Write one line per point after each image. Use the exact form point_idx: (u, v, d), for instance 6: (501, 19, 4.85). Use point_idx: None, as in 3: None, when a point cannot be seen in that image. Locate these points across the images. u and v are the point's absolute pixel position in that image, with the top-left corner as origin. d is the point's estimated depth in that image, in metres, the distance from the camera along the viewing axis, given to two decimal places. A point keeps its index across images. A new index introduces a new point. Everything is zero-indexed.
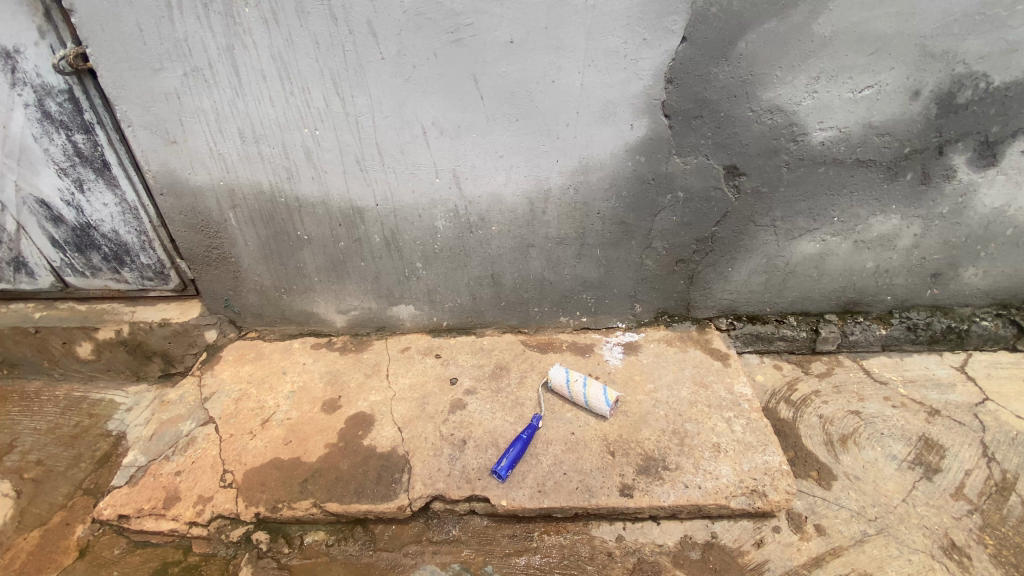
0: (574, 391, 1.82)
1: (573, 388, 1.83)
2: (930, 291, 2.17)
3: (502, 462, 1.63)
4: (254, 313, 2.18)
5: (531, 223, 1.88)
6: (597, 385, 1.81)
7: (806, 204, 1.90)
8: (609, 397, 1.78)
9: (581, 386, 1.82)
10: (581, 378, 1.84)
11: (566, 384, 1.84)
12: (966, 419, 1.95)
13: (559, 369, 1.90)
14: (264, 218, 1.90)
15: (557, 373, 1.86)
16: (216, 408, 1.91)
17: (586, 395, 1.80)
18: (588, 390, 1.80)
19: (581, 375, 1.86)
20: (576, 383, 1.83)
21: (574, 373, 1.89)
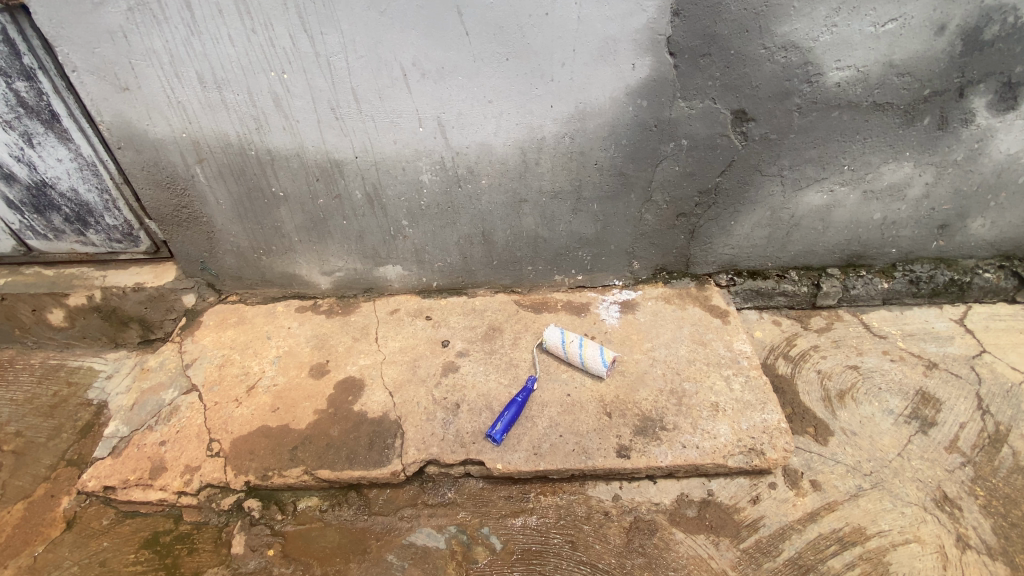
0: (570, 352, 1.76)
1: (568, 349, 1.76)
2: (936, 243, 2.10)
3: (499, 425, 1.59)
4: (232, 276, 2.07)
5: (524, 176, 1.75)
6: (594, 346, 1.75)
7: (816, 151, 1.78)
8: (607, 358, 1.73)
9: (577, 348, 1.75)
10: (577, 338, 1.78)
11: (561, 345, 1.78)
12: (962, 372, 1.93)
13: (553, 329, 1.83)
14: (234, 173, 1.76)
15: (553, 334, 1.80)
16: (199, 375, 1.84)
17: (582, 355, 1.74)
18: (585, 350, 1.74)
19: (576, 335, 1.80)
20: (572, 344, 1.76)
21: (568, 333, 1.82)
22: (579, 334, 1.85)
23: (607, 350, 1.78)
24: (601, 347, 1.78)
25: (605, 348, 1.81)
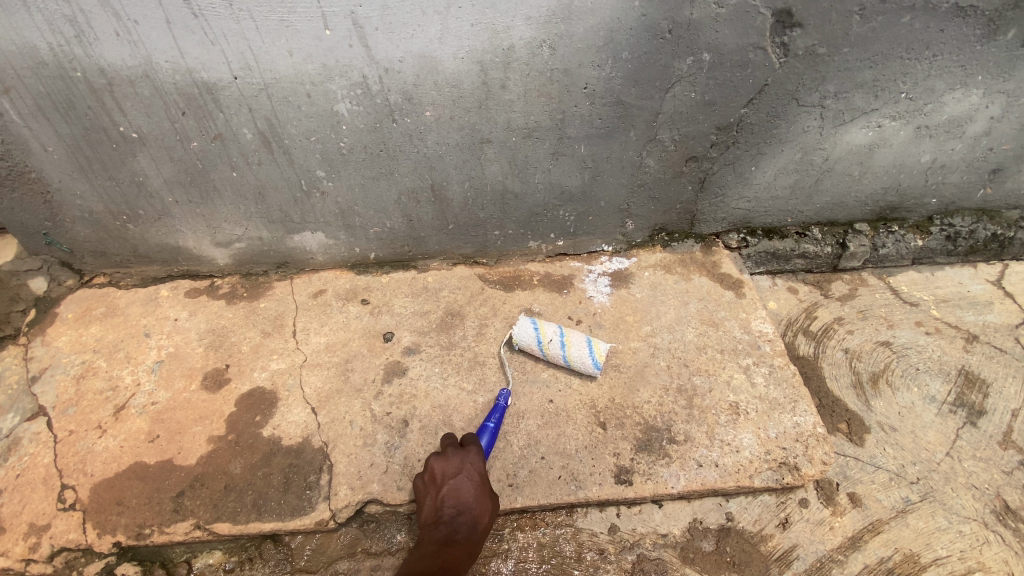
0: (549, 354, 1.36)
1: (548, 350, 1.36)
2: (982, 192, 1.75)
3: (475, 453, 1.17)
4: (94, 251, 1.53)
5: (485, 107, 1.26)
6: (580, 343, 1.34)
7: (871, 72, 1.34)
8: (598, 357, 1.33)
9: (558, 348, 1.35)
10: (556, 335, 1.36)
11: (538, 347, 1.37)
12: (1007, 345, 1.63)
13: (522, 320, 1.40)
14: (59, 106, 1.19)
15: (524, 330, 1.37)
16: (49, 393, 1.35)
17: (566, 357, 1.34)
18: (569, 350, 1.34)
19: (554, 328, 1.37)
20: (552, 344, 1.35)
21: (543, 326, 1.39)
22: (556, 322, 1.42)
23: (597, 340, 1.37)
24: (589, 338, 1.37)
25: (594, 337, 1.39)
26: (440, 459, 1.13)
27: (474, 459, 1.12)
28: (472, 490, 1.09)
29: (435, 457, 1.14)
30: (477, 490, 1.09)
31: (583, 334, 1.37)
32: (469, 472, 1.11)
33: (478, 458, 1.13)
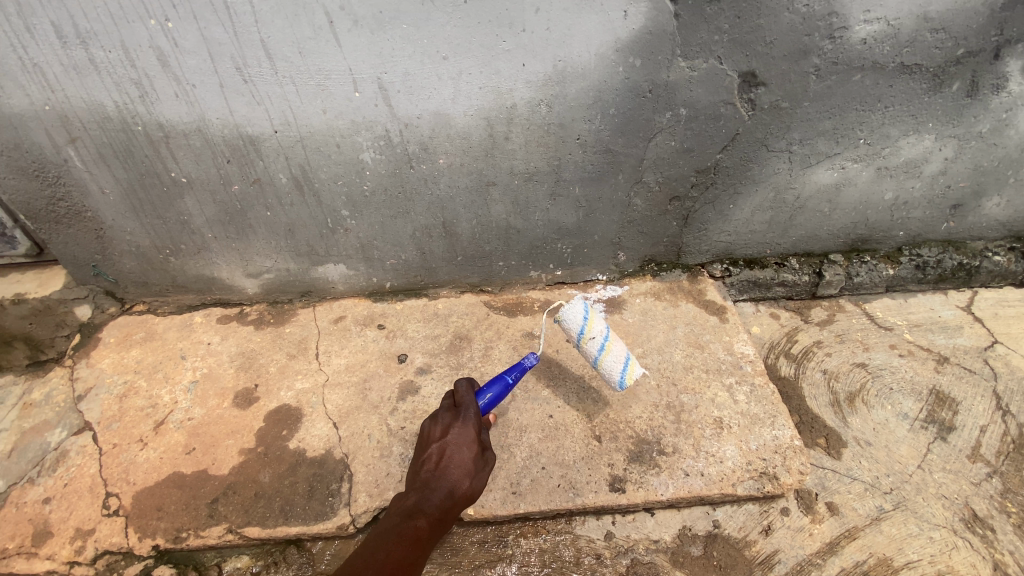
0: (585, 348, 1.32)
1: (586, 344, 1.31)
2: (946, 225, 1.90)
3: (482, 400, 1.22)
4: (136, 282, 1.69)
5: (490, 154, 1.44)
6: (619, 359, 1.33)
7: (831, 122, 1.52)
8: (627, 378, 1.35)
9: (596, 348, 1.32)
10: (600, 336, 1.31)
11: (579, 334, 1.30)
12: (976, 366, 1.74)
13: (576, 301, 1.30)
14: (120, 155, 1.37)
15: (576, 317, 1.29)
16: (94, 410, 1.49)
17: (598, 359, 1.33)
18: (605, 356, 1.32)
19: (602, 329, 1.31)
20: (593, 341, 1.30)
21: (593, 318, 1.31)
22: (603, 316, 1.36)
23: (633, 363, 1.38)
24: (627, 356, 1.36)
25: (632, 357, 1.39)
26: (432, 424, 1.19)
27: (463, 424, 1.15)
28: (453, 455, 1.11)
29: (430, 423, 1.19)
30: (459, 456, 1.11)
31: (625, 351, 1.36)
32: (455, 438, 1.13)
33: (467, 424, 1.15)
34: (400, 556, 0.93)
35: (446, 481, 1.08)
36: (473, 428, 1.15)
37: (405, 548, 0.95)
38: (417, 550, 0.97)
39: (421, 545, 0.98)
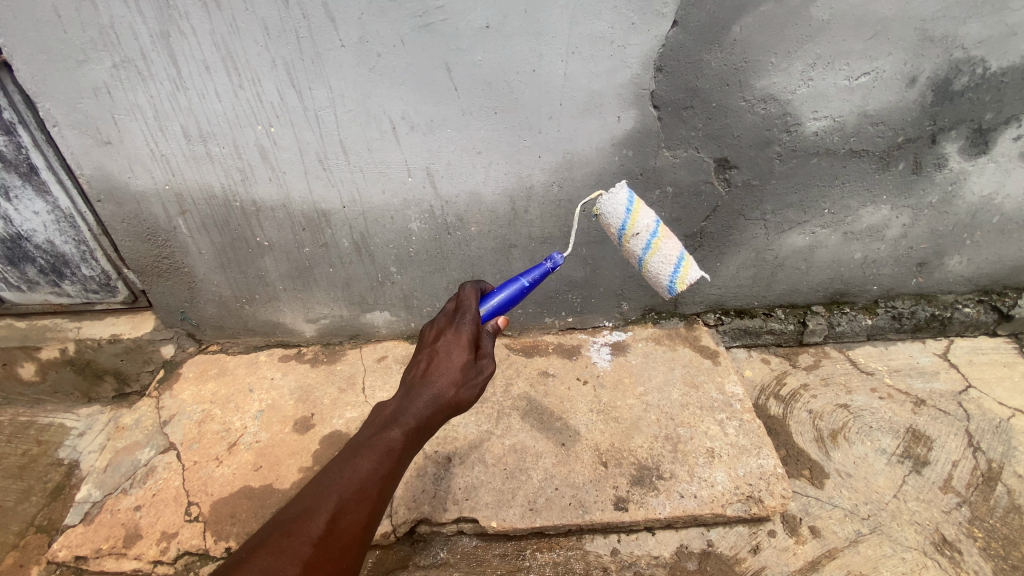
0: (630, 246, 1.39)
1: (630, 241, 1.38)
2: (916, 280, 2.13)
3: (485, 308, 1.27)
4: (214, 325, 2.01)
5: (513, 222, 1.76)
6: (667, 260, 1.36)
7: (797, 196, 1.82)
8: (678, 283, 1.36)
9: (641, 247, 1.37)
10: (644, 234, 1.36)
11: (621, 229, 1.39)
12: (951, 408, 1.92)
13: (622, 195, 1.37)
14: (219, 224, 1.72)
15: (617, 211, 1.37)
16: (177, 432, 1.76)
17: (644, 259, 1.39)
18: (651, 255, 1.37)
19: (646, 225, 1.36)
20: (637, 238, 1.37)
21: (639, 214, 1.37)
22: (654, 214, 1.39)
23: (690, 265, 1.37)
24: (682, 258, 1.37)
25: (689, 258, 1.38)
26: (431, 329, 1.24)
27: (455, 333, 1.18)
28: (442, 362, 1.15)
29: (431, 326, 1.25)
30: (448, 363, 1.14)
31: (677, 251, 1.37)
32: (446, 345, 1.17)
33: (459, 333, 1.18)
34: (369, 471, 1.02)
35: (431, 386, 1.12)
36: (465, 338, 1.17)
37: (375, 462, 1.03)
38: (390, 463, 1.05)
39: (395, 459, 1.05)
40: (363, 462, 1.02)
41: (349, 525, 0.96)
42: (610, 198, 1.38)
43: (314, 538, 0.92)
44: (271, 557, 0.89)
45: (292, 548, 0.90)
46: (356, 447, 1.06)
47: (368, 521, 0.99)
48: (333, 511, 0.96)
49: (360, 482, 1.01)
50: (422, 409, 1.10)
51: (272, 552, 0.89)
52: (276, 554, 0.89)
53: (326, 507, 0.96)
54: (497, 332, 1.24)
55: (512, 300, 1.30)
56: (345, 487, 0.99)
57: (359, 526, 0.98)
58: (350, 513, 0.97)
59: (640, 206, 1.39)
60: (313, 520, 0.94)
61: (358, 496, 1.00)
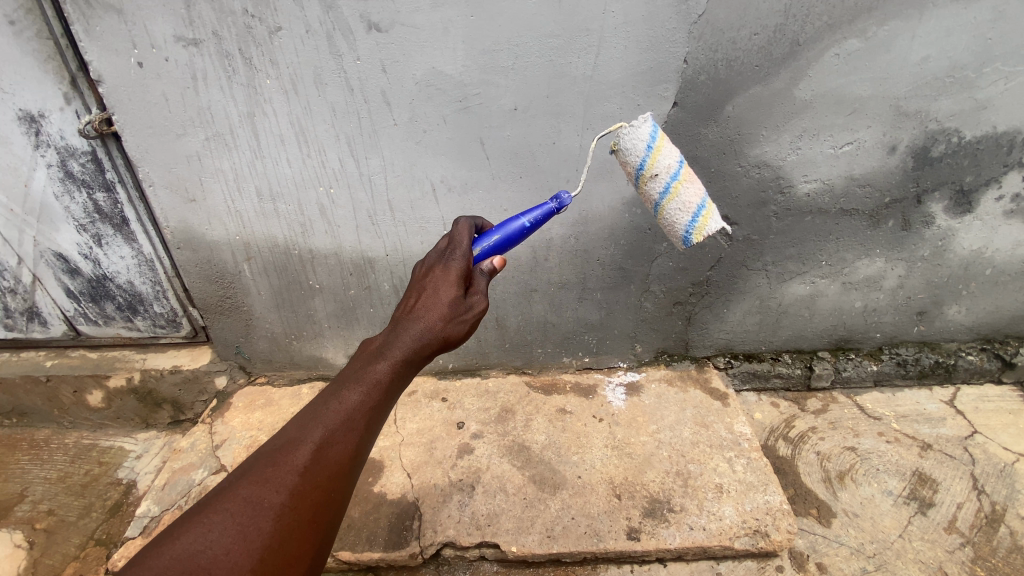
0: (647, 188, 1.31)
1: (649, 182, 1.29)
2: (918, 328, 2.23)
3: (478, 248, 1.20)
4: (264, 359, 2.23)
5: (534, 270, 1.97)
6: (685, 207, 1.29)
7: (795, 249, 1.99)
8: (694, 234, 1.31)
9: (660, 190, 1.29)
10: (664, 176, 1.27)
11: (641, 168, 1.29)
12: (957, 452, 1.99)
13: (645, 132, 1.26)
14: (278, 269, 1.97)
15: (636, 149, 1.27)
16: (227, 456, 1.95)
17: (660, 204, 1.31)
18: (667, 200, 1.29)
19: (665, 168, 1.27)
20: (657, 179, 1.28)
21: (661, 153, 1.27)
22: (676, 154, 1.29)
23: (708, 213, 1.30)
24: (701, 205, 1.30)
25: (708, 205, 1.31)
26: (420, 267, 1.15)
27: (443, 270, 1.09)
28: (426, 298, 1.05)
29: (421, 263, 1.16)
30: (433, 299, 1.05)
31: (698, 198, 1.29)
32: (438, 280, 1.08)
33: (449, 270, 1.09)
34: (354, 404, 0.92)
35: (416, 321, 1.03)
36: (454, 274, 1.08)
37: (362, 395, 0.93)
38: (377, 397, 0.95)
39: (382, 392, 0.96)
40: (348, 393, 0.93)
41: (337, 455, 0.88)
42: (632, 134, 1.28)
43: (299, 468, 0.85)
44: (256, 487, 0.82)
45: (277, 478, 0.83)
46: (340, 380, 0.96)
47: (357, 451, 0.91)
48: (319, 442, 0.88)
49: (345, 414, 0.91)
50: (407, 344, 1.00)
51: (256, 481, 0.83)
52: (261, 484, 0.83)
53: (312, 438, 0.88)
54: (494, 273, 1.15)
55: (507, 241, 1.24)
56: (329, 419, 0.90)
57: (347, 457, 0.89)
58: (337, 443, 0.89)
59: (663, 144, 1.29)
60: (297, 451, 0.86)
61: (344, 428, 0.90)
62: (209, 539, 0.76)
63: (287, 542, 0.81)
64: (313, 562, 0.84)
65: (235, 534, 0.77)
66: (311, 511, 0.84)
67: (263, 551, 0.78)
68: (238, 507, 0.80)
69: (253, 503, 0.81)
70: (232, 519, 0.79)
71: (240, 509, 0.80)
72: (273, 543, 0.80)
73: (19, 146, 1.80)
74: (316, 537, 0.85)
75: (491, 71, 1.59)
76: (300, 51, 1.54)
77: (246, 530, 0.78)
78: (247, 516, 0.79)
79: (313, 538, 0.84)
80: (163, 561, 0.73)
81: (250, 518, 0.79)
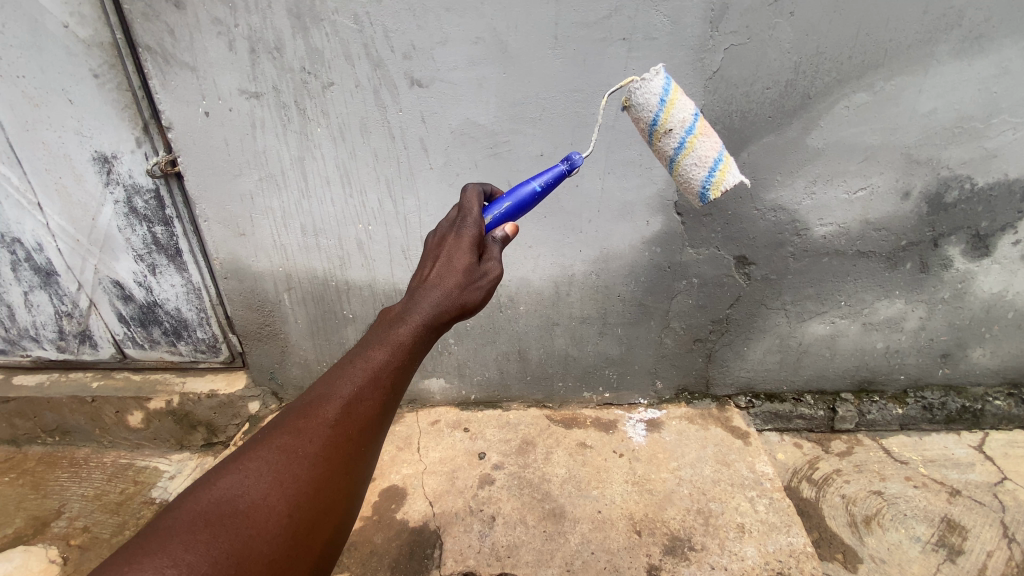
0: (661, 143, 1.25)
1: (663, 138, 1.24)
2: (942, 371, 2.22)
3: (489, 217, 1.13)
4: (296, 385, 2.33)
5: (556, 304, 2.04)
6: (702, 161, 1.23)
7: (813, 289, 2.03)
8: (712, 189, 1.26)
9: (675, 145, 1.24)
10: (680, 130, 1.22)
11: (654, 124, 1.24)
12: (986, 499, 1.95)
13: (658, 85, 1.21)
14: (315, 299, 2.10)
15: (651, 102, 1.22)
16: None
17: (677, 159, 1.25)
18: (684, 154, 1.24)
19: (682, 121, 1.22)
20: (672, 134, 1.23)
21: (675, 107, 1.22)
22: (692, 107, 1.24)
23: (725, 167, 1.25)
24: (718, 159, 1.25)
25: (725, 159, 1.26)
26: (432, 236, 1.06)
27: (456, 238, 1.01)
28: (440, 267, 0.97)
29: (432, 232, 1.07)
30: (448, 266, 0.97)
31: (715, 152, 1.24)
32: (456, 244, 1.00)
33: (462, 237, 1.01)
34: (380, 363, 0.87)
35: (433, 289, 0.95)
36: (468, 241, 1.00)
37: (387, 355, 0.88)
38: (401, 358, 0.89)
39: (407, 354, 0.90)
40: (374, 353, 0.88)
41: (365, 411, 0.85)
42: (643, 88, 1.22)
43: (330, 421, 0.82)
44: (289, 438, 0.80)
45: (309, 430, 0.81)
46: (364, 341, 0.91)
47: (385, 409, 0.87)
48: (348, 398, 0.84)
49: (371, 373, 0.86)
50: (428, 310, 0.92)
51: (290, 431, 0.81)
52: (294, 434, 0.81)
53: (342, 393, 0.84)
54: (506, 242, 1.06)
55: (519, 208, 1.18)
56: (358, 376, 0.86)
57: (376, 413, 0.86)
58: (366, 400, 0.85)
59: (677, 97, 1.23)
60: (327, 405, 0.83)
61: (371, 385, 0.86)
62: (246, 483, 0.77)
63: (321, 492, 0.80)
64: (346, 511, 0.84)
65: (272, 480, 0.77)
66: (343, 462, 0.83)
67: (299, 498, 0.78)
68: (273, 455, 0.79)
69: (287, 452, 0.80)
70: (268, 466, 0.78)
71: (274, 456, 0.79)
72: (310, 489, 0.79)
73: (90, 184, 1.95)
74: (347, 490, 0.84)
75: (520, 121, 1.73)
76: (349, 103, 1.71)
77: (283, 476, 0.78)
78: (282, 464, 0.79)
79: (345, 489, 0.83)
80: (204, 502, 0.75)
81: (285, 465, 0.79)
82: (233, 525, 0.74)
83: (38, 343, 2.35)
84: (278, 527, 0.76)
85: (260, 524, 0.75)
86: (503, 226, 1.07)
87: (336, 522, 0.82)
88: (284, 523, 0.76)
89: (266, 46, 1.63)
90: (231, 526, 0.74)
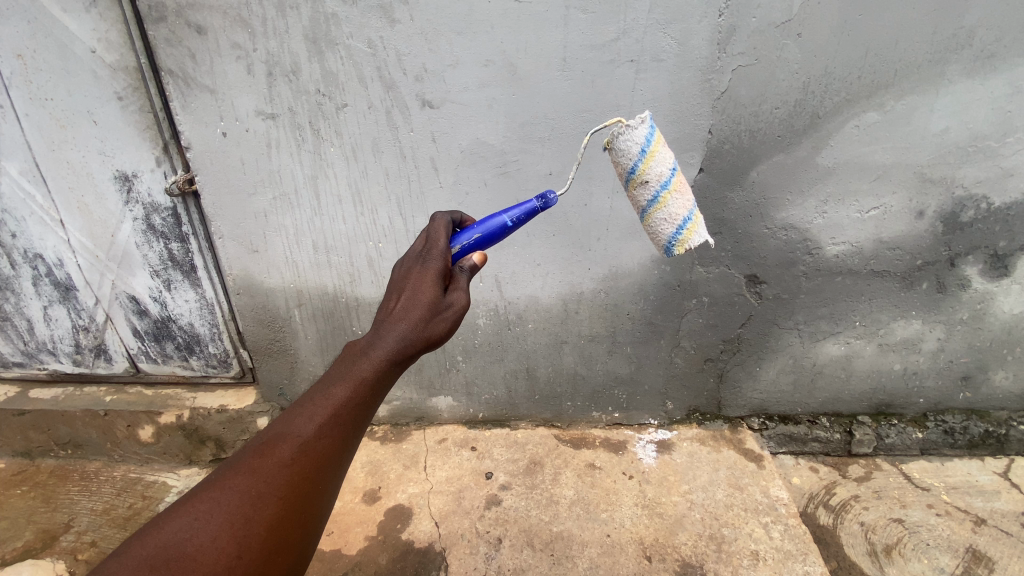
0: (638, 192, 1.26)
1: (638, 187, 1.25)
2: (963, 394, 2.15)
3: (457, 245, 1.17)
4: None
5: (565, 321, 2.03)
6: (671, 218, 1.25)
7: (827, 309, 2.00)
8: (678, 245, 1.28)
9: (648, 198, 1.25)
10: (656, 184, 1.23)
11: (632, 173, 1.24)
12: (1013, 529, 1.87)
13: (641, 135, 1.20)
14: (325, 315, 2.12)
15: (632, 150, 1.21)
16: None
17: (649, 211, 1.27)
18: (656, 209, 1.25)
19: (659, 174, 1.22)
20: (647, 186, 1.23)
21: (655, 159, 1.22)
22: (671, 161, 1.25)
23: (693, 226, 1.28)
24: (687, 218, 1.27)
25: (694, 218, 1.28)
26: (399, 268, 1.07)
27: (420, 271, 1.01)
28: (405, 300, 0.97)
29: (399, 264, 1.08)
30: (413, 299, 0.97)
31: (686, 211, 1.26)
32: (421, 278, 1.00)
33: (427, 270, 1.01)
34: (341, 400, 0.87)
35: (397, 323, 0.94)
36: (432, 275, 1.01)
37: (349, 391, 0.87)
38: (363, 394, 0.89)
39: (369, 389, 0.89)
40: (335, 389, 0.87)
41: (324, 450, 0.85)
42: (627, 135, 1.21)
43: (286, 461, 0.82)
44: (244, 478, 0.80)
45: (264, 470, 0.81)
46: (327, 377, 0.90)
47: (345, 446, 0.87)
48: (307, 437, 0.83)
49: (331, 410, 0.86)
50: (391, 344, 0.92)
51: (244, 472, 0.81)
52: (248, 475, 0.80)
53: (301, 431, 0.83)
54: (474, 271, 1.10)
55: (490, 238, 1.20)
56: (317, 414, 0.85)
57: (334, 451, 0.86)
58: (325, 438, 0.84)
59: (658, 149, 1.23)
60: (283, 444, 0.82)
61: (332, 422, 0.85)
62: (196, 526, 0.76)
63: (273, 532, 0.80)
64: (301, 549, 0.83)
65: (223, 523, 0.77)
66: (299, 500, 0.82)
67: (250, 540, 0.77)
68: (226, 497, 0.79)
69: (241, 492, 0.79)
70: (219, 507, 0.78)
71: (226, 497, 0.78)
72: (262, 530, 0.78)
73: (111, 202, 2.00)
74: (301, 531, 0.83)
75: (529, 141, 1.75)
76: (362, 124, 1.74)
77: (235, 517, 0.77)
78: (235, 505, 0.78)
79: (300, 527, 0.83)
80: (152, 547, 0.74)
81: (237, 506, 0.78)
82: (179, 569, 0.73)
83: (55, 357, 2.40)
84: (226, 569, 0.75)
85: (207, 567, 0.74)
86: (471, 256, 1.11)
87: (289, 561, 0.82)
88: (233, 565, 0.76)
89: (283, 70, 1.67)
90: (176, 570, 0.73)
